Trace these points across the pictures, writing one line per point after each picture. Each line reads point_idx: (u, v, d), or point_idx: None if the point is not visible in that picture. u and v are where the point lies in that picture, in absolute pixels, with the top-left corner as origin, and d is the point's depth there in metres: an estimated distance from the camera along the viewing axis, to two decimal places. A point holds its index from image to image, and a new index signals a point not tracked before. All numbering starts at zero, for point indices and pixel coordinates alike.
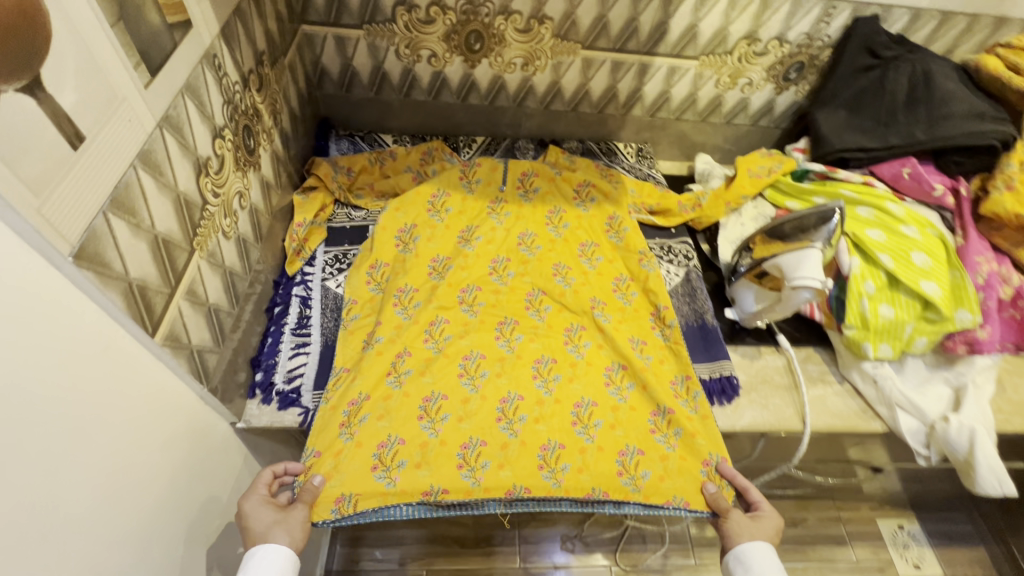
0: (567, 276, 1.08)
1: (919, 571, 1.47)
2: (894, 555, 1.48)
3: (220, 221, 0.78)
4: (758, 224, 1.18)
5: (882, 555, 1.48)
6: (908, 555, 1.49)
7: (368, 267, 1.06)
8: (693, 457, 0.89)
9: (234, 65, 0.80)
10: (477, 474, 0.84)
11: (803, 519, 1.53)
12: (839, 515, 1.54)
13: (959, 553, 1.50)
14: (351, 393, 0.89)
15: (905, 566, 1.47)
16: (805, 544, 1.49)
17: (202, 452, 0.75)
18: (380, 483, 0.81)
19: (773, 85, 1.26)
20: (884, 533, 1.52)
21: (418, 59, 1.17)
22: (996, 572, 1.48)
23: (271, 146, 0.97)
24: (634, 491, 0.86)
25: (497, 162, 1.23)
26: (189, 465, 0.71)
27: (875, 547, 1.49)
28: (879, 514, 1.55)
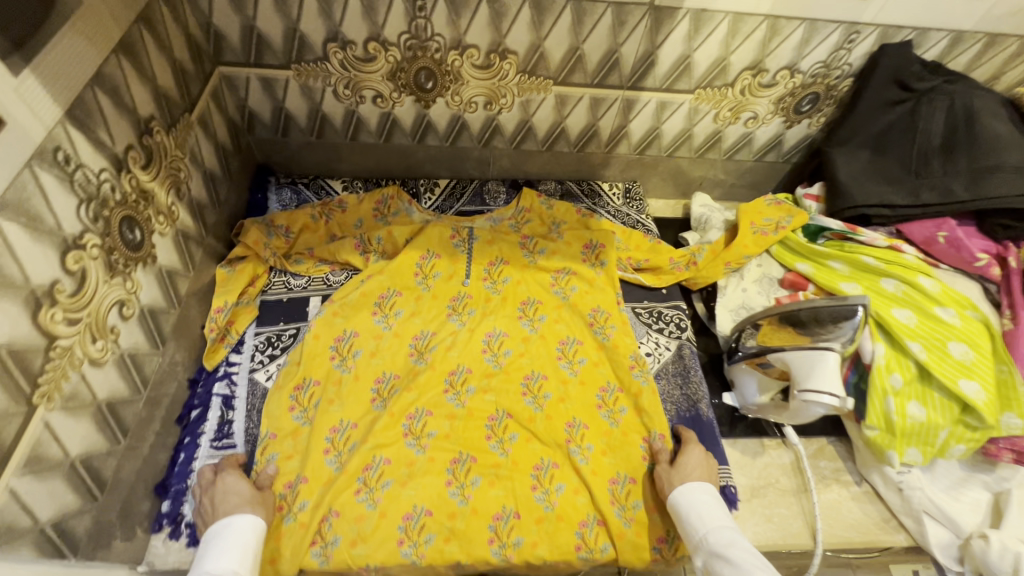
0: (539, 395, 0.92)
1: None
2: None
3: (84, 351, 0.62)
4: (760, 289, 1.02)
5: None
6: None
7: (293, 388, 0.89)
8: None
9: (96, 149, 0.63)
10: None
11: None
12: None
13: None
14: None
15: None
16: None
17: None
18: None
19: (782, 118, 1.07)
20: None
21: (361, 100, 1.00)
22: None
23: (174, 225, 0.80)
24: None
25: (458, 247, 1.06)
26: None
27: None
28: None
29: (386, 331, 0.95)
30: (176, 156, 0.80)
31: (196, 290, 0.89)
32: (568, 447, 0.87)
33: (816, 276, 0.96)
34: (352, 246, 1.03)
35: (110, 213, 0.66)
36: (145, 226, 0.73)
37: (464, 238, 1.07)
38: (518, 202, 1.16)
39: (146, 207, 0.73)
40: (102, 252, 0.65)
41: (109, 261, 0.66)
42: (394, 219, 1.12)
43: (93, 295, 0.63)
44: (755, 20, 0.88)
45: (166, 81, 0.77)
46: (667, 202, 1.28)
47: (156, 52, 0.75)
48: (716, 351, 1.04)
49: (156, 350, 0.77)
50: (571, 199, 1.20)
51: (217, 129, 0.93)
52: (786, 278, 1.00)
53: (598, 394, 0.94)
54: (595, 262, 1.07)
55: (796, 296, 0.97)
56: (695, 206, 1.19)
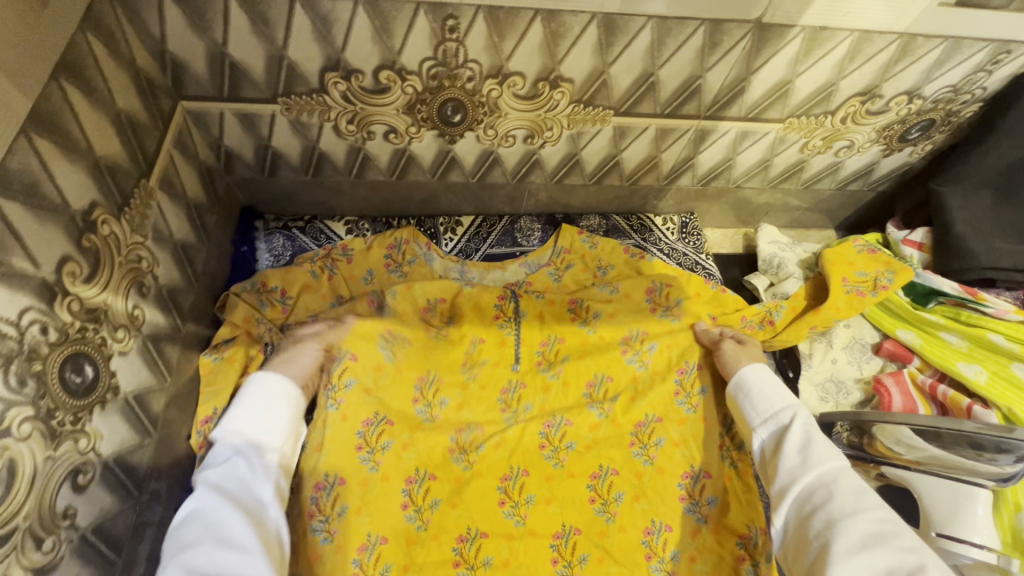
0: (609, 499, 0.77)
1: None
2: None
3: (22, 567, 0.45)
4: (852, 358, 0.86)
5: None
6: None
7: (314, 487, 0.71)
8: None
9: (8, 286, 0.43)
10: None
11: None
12: None
13: None
14: None
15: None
16: None
17: None
18: None
19: (882, 146, 0.88)
20: None
21: (369, 136, 0.78)
22: None
23: (140, 333, 0.61)
24: None
25: (504, 329, 0.87)
26: None
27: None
28: None
29: (426, 424, 0.79)
30: (134, 243, 0.60)
31: (176, 397, 0.70)
32: (649, 562, 0.74)
33: (924, 350, 0.80)
34: (365, 304, 0.85)
35: (44, 365, 0.47)
36: (99, 355, 0.54)
37: (510, 317, 0.88)
38: (554, 242, 0.97)
39: (98, 330, 0.54)
40: (37, 422, 0.47)
41: (49, 428, 0.48)
42: (410, 270, 0.92)
43: (29, 487, 0.46)
44: (886, 39, 0.68)
45: (110, 147, 0.56)
46: (725, 233, 1.10)
47: (90, 112, 0.53)
48: None
49: (129, 501, 0.60)
50: (618, 235, 1.01)
51: (185, 183, 0.72)
52: (884, 347, 0.85)
53: (680, 484, 0.79)
54: (666, 307, 0.90)
55: (898, 371, 0.82)
56: (764, 242, 1.00)
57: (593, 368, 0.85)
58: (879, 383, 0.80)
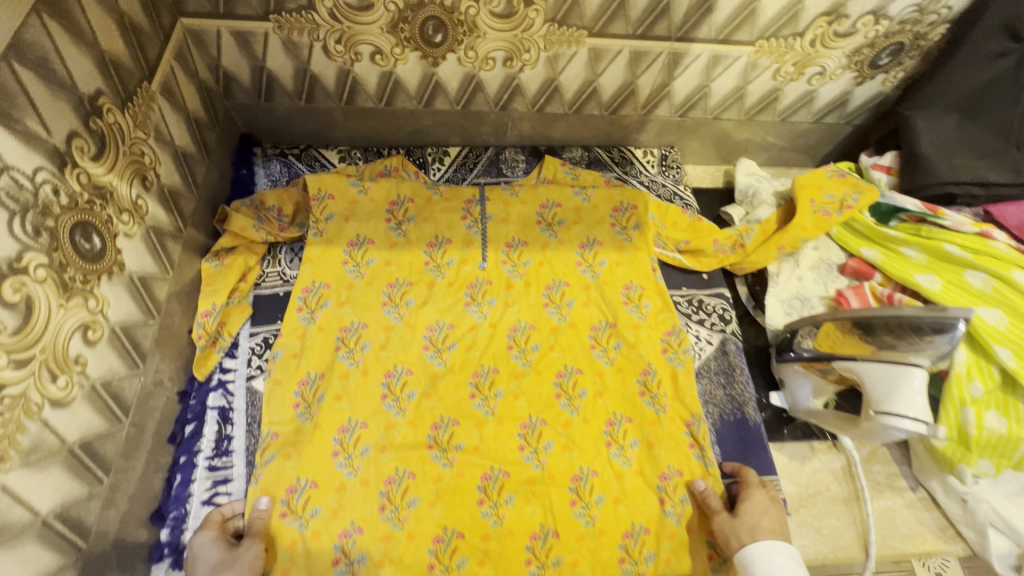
0: (574, 394, 0.85)
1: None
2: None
3: (42, 393, 0.52)
4: (817, 277, 0.90)
5: None
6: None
7: (298, 382, 0.82)
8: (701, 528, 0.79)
9: (25, 143, 0.49)
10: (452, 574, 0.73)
11: None
12: None
13: None
14: None
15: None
16: None
17: None
18: None
19: (854, 73, 0.91)
20: None
21: (356, 58, 0.84)
22: None
23: (144, 222, 0.68)
24: None
25: (470, 229, 0.95)
26: None
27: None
28: None
29: (396, 323, 0.88)
30: (136, 137, 0.66)
31: (180, 292, 0.77)
32: (608, 449, 0.82)
33: (884, 264, 0.84)
34: (349, 238, 0.92)
35: (56, 223, 0.53)
36: (106, 230, 0.61)
37: (477, 218, 0.96)
38: (538, 172, 1.03)
39: (104, 207, 0.60)
40: (52, 272, 0.53)
41: (63, 280, 0.54)
42: (373, 188, 0.94)
43: (45, 326, 0.52)
44: None
45: (114, 44, 0.62)
46: (706, 169, 1.14)
47: (96, 8, 0.59)
48: (763, 344, 0.94)
49: (136, 372, 0.67)
50: (600, 167, 1.06)
51: (186, 97, 0.78)
52: (848, 264, 0.89)
53: (639, 381, 0.87)
54: (625, 226, 0.98)
55: (860, 285, 0.86)
56: (741, 175, 1.04)
57: (553, 276, 0.95)
58: (840, 295, 0.84)
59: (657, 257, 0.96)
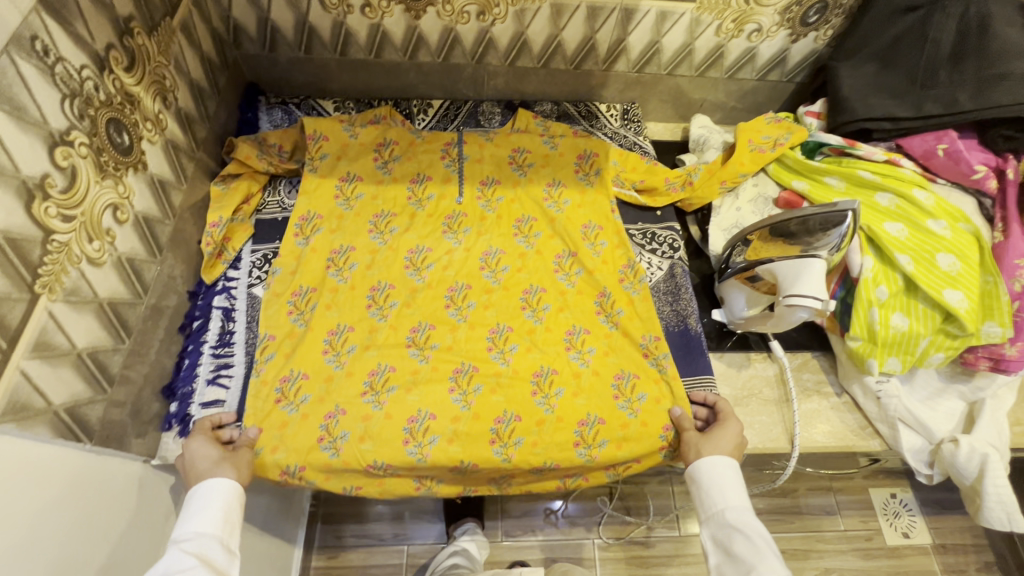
0: (538, 307, 0.97)
1: (908, 540, 1.36)
2: (883, 524, 1.37)
3: (82, 248, 0.64)
4: (756, 208, 1.01)
5: (871, 524, 1.36)
6: (897, 523, 1.37)
7: (291, 294, 0.93)
8: (654, 422, 0.87)
9: (74, 42, 0.62)
10: (424, 449, 0.83)
11: (792, 489, 1.39)
12: (830, 485, 1.40)
13: (948, 518, 1.38)
14: (278, 458, 0.80)
15: (893, 535, 1.36)
16: (789, 511, 1.37)
17: (97, 494, 0.66)
18: (325, 455, 0.81)
19: (788, 31, 1.03)
20: (875, 502, 1.39)
21: (349, 10, 0.96)
22: (984, 538, 1.37)
23: (163, 134, 0.80)
24: (588, 461, 0.86)
25: (448, 168, 1.07)
26: (77, 513, 0.62)
27: (865, 517, 1.37)
28: (872, 483, 1.41)
29: (381, 247, 1.00)
30: (159, 62, 0.79)
31: (191, 205, 0.89)
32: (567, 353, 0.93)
33: (810, 193, 0.95)
34: (341, 174, 1.04)
35: (95, 113, 0.65)
36: (133, 132, 0.73)
37: (454, 158, 1.08)
38: (513, 123, 1.15)
39: (132, 112, 0.72)
40: (91, 151, 0.65)
41: (100, 162, 0.66)
42: (363, 133, 1.07)
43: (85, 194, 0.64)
44: None
45: None
46: (666, 126, 1.25)
47: None
48: (707, 271, 1.05)
49: (153, 259, 0.78)
50: (568, 120, 1.18)
51: (202, 39, 0.91)
52: (781, 197, 1.00)
53: (596, 300, 0.98)
54: (588, 172, 1.09)
55: None
56: (694, 127, 1.16)
57: (522, 212, 1.06)
58: None
59: (615, 196, 1.08)
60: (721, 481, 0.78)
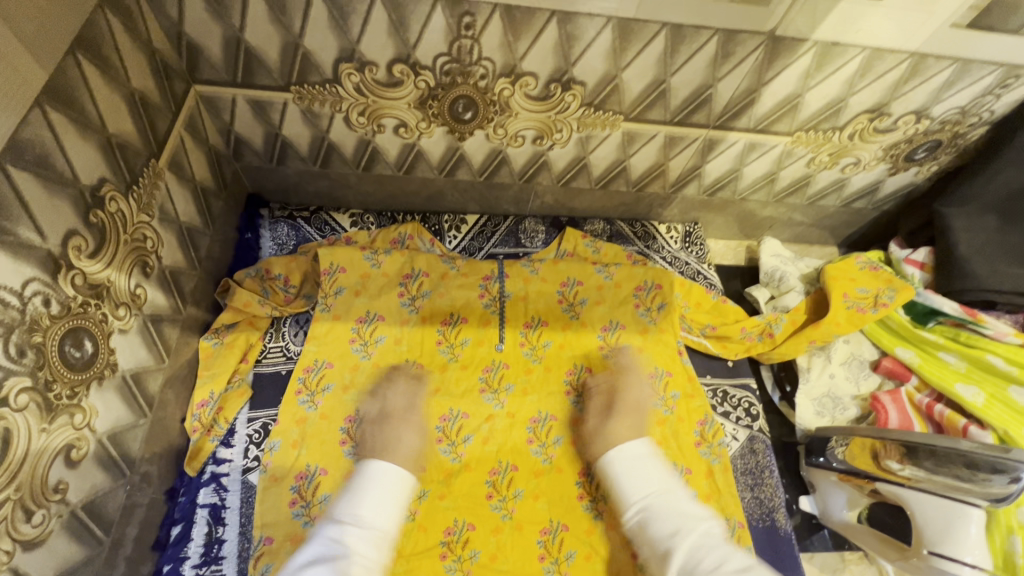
0: (598, 496, 0.79)
1: None
2: None
3: (13, 538, 0.45)
4: (850, 373, 0.87)
5: None
6: None
7: (295, 478, 0.74)
8: None
9: (14, 255, 0.44)
10: None
11: None
12: None
13: None
14: None
15: None
16: None
17: None
18: None
19: (888, 165, 0.89)
20: None
21: (379, 130, 0.79)
22: None
23: (141, 313, 0.62)
24: None
25: (487, 307, 0.90)
26: None
27: None
28: None
29: None
30: (141, 222, 0.61)
31: (174, 378, 0.71)
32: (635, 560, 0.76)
33: (922, 368, 0.81)
34: (358, 315, 0.86)
35: (44, 337, 0.47)
36: (99, 331, 0.54)
37: (494, 296, 0.91)
38: (558, 244, 0.99)
39: (99, 306, 0.54)
40: (35, 394, 0.46)
41: (49, 400, 0.48)
42: (387, 261, 0.89)
43: (22, 458, 0.45)
44: (897, 58, 0.69)
45: (122, 125, 0.57)
46: (728, 244, 1.11)
47: (104, 89, 0.54)
48: (791, 439, 0.89)
49: (121, 480, 0.60)
50: (621, 241, 1.02)
51: (194, 166, 0.73)
52: (881, 364, 0.86)
53: None
54: (649, 307, 0.93)
55: (896, 389, 0.83)
56: (766, 256, 1.01)
57: (574, 360, 0.90)
58: (876, 400, 0.80)
59: (682, 345, 0.92)
60: (628, 466, 0.66)
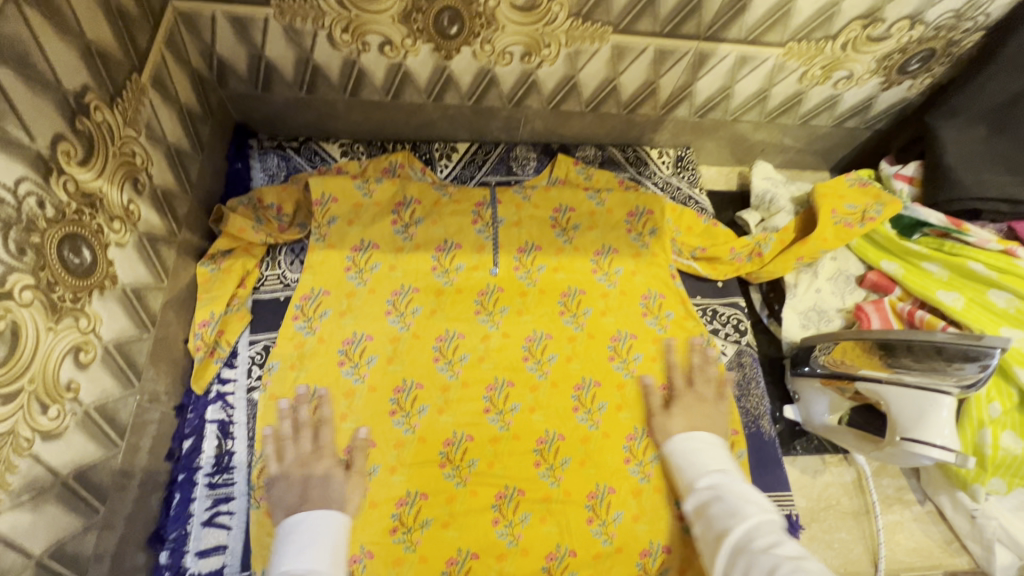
0: (592, 408, 0.82)
1: None
2: None
3: (32, 426, 0.48)
4: (835, 288, 0.89)
5: None
6: None
7: (297, 396, 0.76)
8: None
9: (5, 153, 0.44)
10: None
11: None
12: None
13: None
14: None
15: None
16: None
17: None
18: None
19: (881, 78, 0.88)
20: None
21: (364, 49, 0.78)
22: None
23: (136, 229, 0.63)
24: None
25: (481, 233, 0.91)
26: None
27: None
28: None
29: (403, 334, 0.83)
30: (127, 136, 0.61)
31: (173, 300, 0.73)
32: (627, 465, 0.79)
33: (906, 279, 0.83)
34: (353, 243, 0.86)
35: (42, 239, 0.48)
36: (97, 241, 0.55)
37: (487, 222, 0.91)
38: (550, 171, 0.98)
39: (94, 217, 0.55)
40: (39, 293, 0.48)
41: (54, 302, 0.50)
42: (378, 190, 0.89)
43: (33, 352, 0.48)
44: None
45: (102, 34, 0.56)
46: (720, 170, 1.10)
47: None
48: (777, 354, 0.92)
49: (130, 389, 0.63)
50: (613, 167, 1.01)
51: (178, 87, 0.73)
52: (867, 277, 0.88)
53: (656, 395, 0.84)
54: (641, 232, 0.93)
55: (879, 300, 0.85)
56: (757, 179, 1.01)
57: (568, 283, 0.91)
58: (859, 311, 0.83)
59: (673, 267, 0.93)
60: (695, 447, 0.70)
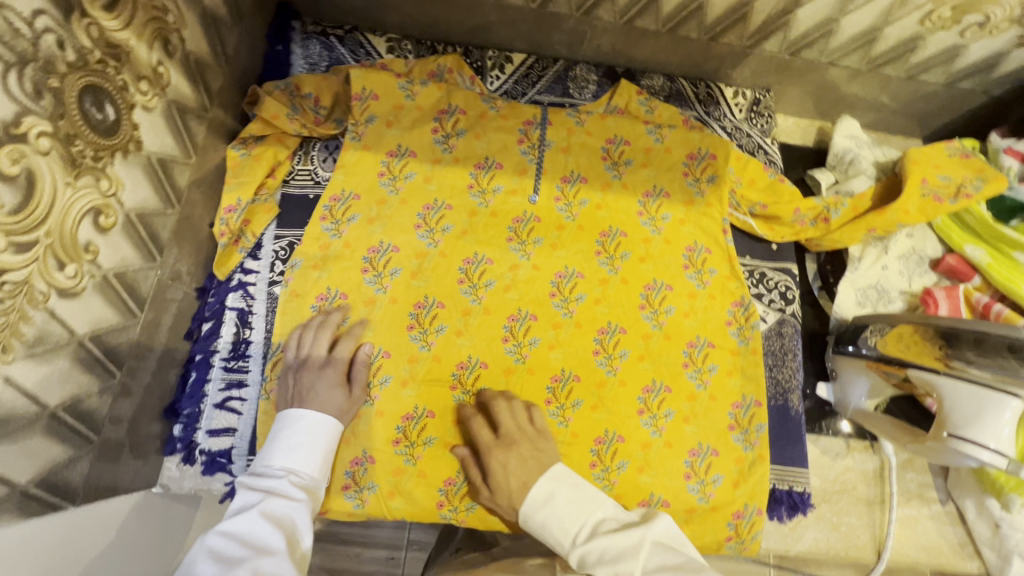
0: (614, 355, 0.79)
1: None
2: None
3: (48, 279, 0.47)
4: (903, 268, 0.81)
5: None
6: None
7: (317, 297, 0.75)
8: (725, 509, 0.75)
9: None
10: (459, 515, 0.73)
11: None
12: None
13: None
14: None
15: None
16: None
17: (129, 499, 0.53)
18: (348, 504, 0.71)
19: (1019, 30, 0.75)
20: None
21: None
22: None
23: (165, 95, 0.59)
24: None
25: (525, 155, 0.84)
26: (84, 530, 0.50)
27: None
28: None
29: (431, 250, 0.79)
30: None
31: (201, 180, 0.71)
32: (640, 417, 0.77)
33: (990, 268, 0.75)
34: (389, 147, 0.81)
35: (62, 83, 0.46)
36: (121, 99, 0.53)
37: (534, 144, 0.84)
38: (609, 98, 0.89)
39: (120, 71, 0.52)
40: (57, 142, 0.46)
41: (73, 157, 0.48)
42: (422, 94, 0.83)
43: (51, 205, 0.46)
44: None
45: None
46: (799, 122, 0.99)
47: None
48: (821, 330, 0.86)
49: (150, 262, 0.62)
50: (680, 103, 0.91)
51: None
52: (944, 260, 0.80)
53: (685, 351, 0.80)
54: (699, 178, 0.85)
55: (954, 287, 0.77)
56: (839, 136, 0.90)
57: (610, 222, 0.84)
58: (927, 294, 0.76)
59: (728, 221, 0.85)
60: (545, 514, 0.61)
